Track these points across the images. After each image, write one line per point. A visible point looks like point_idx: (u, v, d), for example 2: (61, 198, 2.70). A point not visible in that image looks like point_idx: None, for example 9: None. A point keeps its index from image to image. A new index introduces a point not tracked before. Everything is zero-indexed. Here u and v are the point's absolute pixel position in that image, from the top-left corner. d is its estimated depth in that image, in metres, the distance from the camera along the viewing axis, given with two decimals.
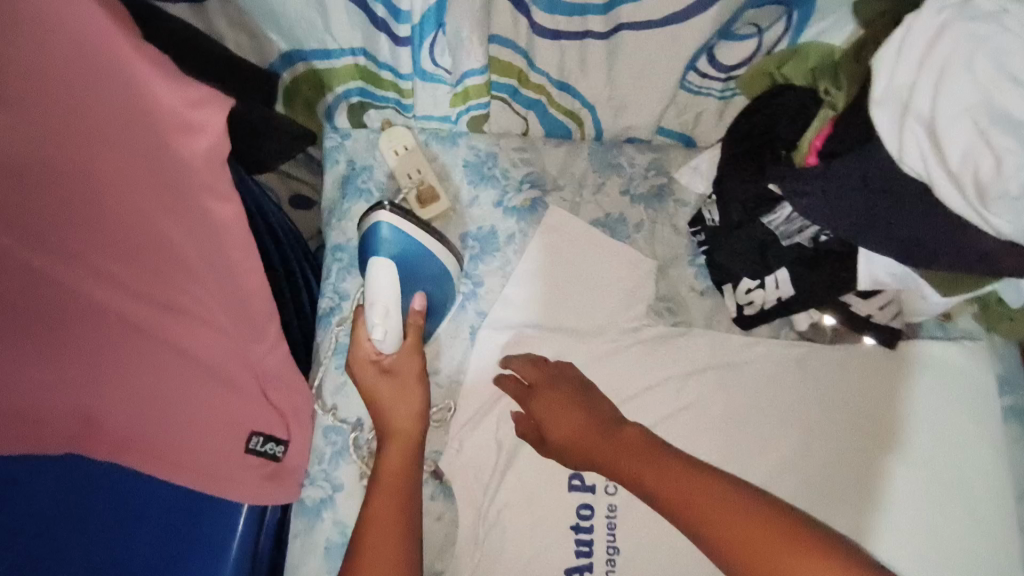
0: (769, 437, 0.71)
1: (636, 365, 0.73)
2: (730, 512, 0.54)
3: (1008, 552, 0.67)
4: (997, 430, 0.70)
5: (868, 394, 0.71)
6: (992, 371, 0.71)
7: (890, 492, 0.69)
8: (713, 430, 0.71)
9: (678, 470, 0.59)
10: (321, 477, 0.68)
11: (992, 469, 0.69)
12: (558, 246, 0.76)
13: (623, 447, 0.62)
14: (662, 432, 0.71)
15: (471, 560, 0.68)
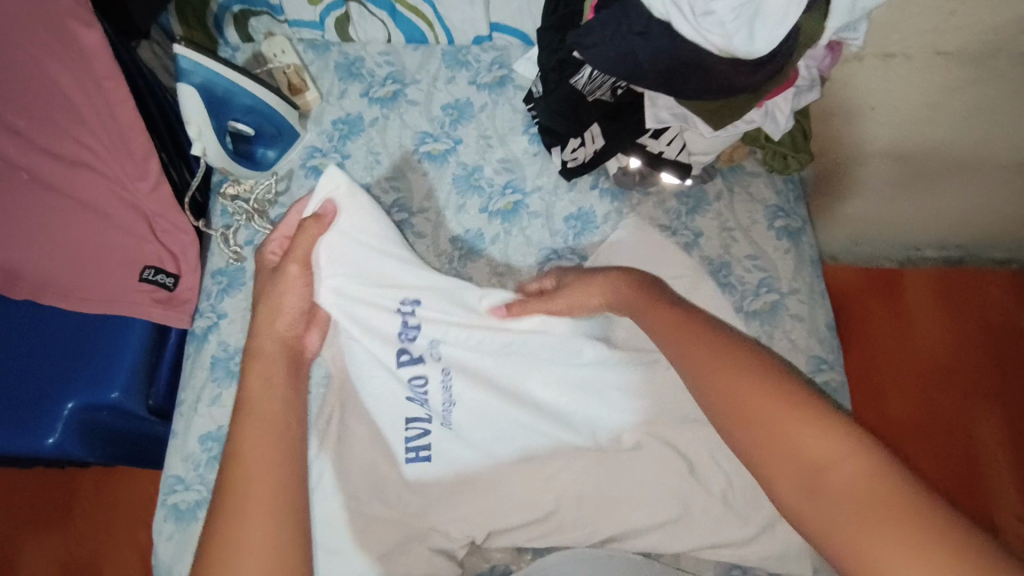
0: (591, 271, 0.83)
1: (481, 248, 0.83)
2: (803, 422, 0.50)
3: (780, 338, 0.79)
4: (770, 244, 0.84)
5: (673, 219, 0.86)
6: (768, 199, 0.86)
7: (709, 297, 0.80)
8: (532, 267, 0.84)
9: (727, 363, 0.56)
10: (209, 310, 0.80)
11: (762, 272, 0.82)
12: (413, 121, 0.91)
13: (681, 328, 0.62)
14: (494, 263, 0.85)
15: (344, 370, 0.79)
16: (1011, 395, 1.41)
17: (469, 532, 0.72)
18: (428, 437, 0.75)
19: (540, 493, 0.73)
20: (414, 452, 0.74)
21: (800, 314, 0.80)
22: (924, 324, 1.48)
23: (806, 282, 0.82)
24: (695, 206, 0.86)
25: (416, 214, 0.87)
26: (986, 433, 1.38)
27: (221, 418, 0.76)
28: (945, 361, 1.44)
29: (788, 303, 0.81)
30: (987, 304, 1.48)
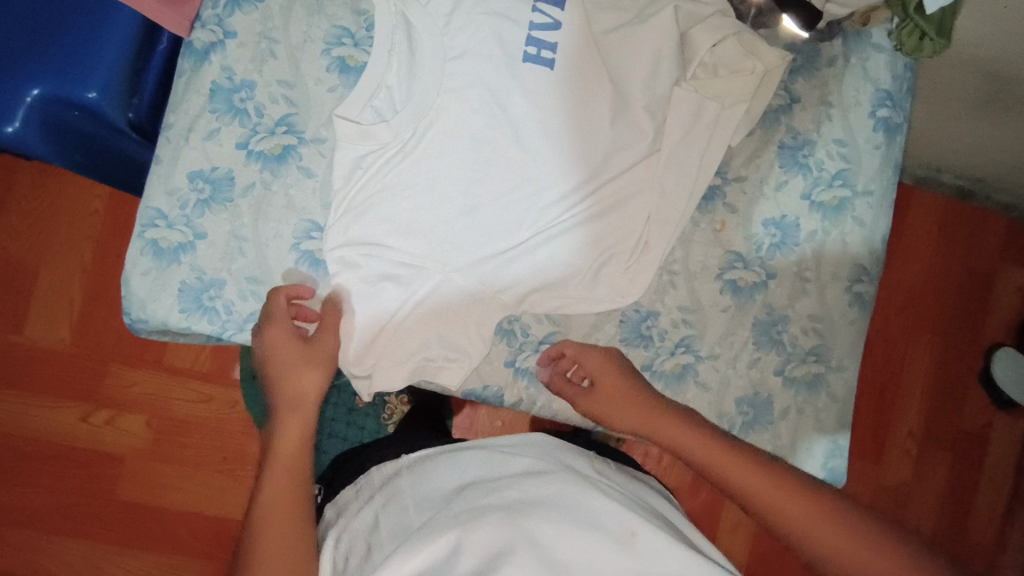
0: (687, 139, 0.70)
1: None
2: (717, 448, 0.58)
3: (833, 238, 0.74)
4: (862, 134, 0.75)
5: (765, 92, 0.71)
6: (882, 80, 0.75)
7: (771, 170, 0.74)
8: (606, 130, 0.68)
9: (679, 424, 0.61)
10: (213, 22, 0.65)
11: (844, 163, 0.74)
12: None
13: (633, 410, 0.64)
14: (557, 103, 0.68)
15: (375, 194, 0.66)
16: (956, 332, 1.36)
17: (528, 252, 0.69)
18: (552, 32, 0.68)
19: (585, 255, 0.70)
20: (535, 50, 0.68)
21: (862, 218, 0.74)
22: (916, 251, 1.36)
23: (882, 187, 0.75)
24: (801, 67, 0.74)
25: (459, 39, 0.67)
26: (918, 365, 1.35)
27: (219, 159, 0.66)
28: (914, 286, 1.36)
29: (856, 204, 0.74)
30: (974, 242, 1.36)
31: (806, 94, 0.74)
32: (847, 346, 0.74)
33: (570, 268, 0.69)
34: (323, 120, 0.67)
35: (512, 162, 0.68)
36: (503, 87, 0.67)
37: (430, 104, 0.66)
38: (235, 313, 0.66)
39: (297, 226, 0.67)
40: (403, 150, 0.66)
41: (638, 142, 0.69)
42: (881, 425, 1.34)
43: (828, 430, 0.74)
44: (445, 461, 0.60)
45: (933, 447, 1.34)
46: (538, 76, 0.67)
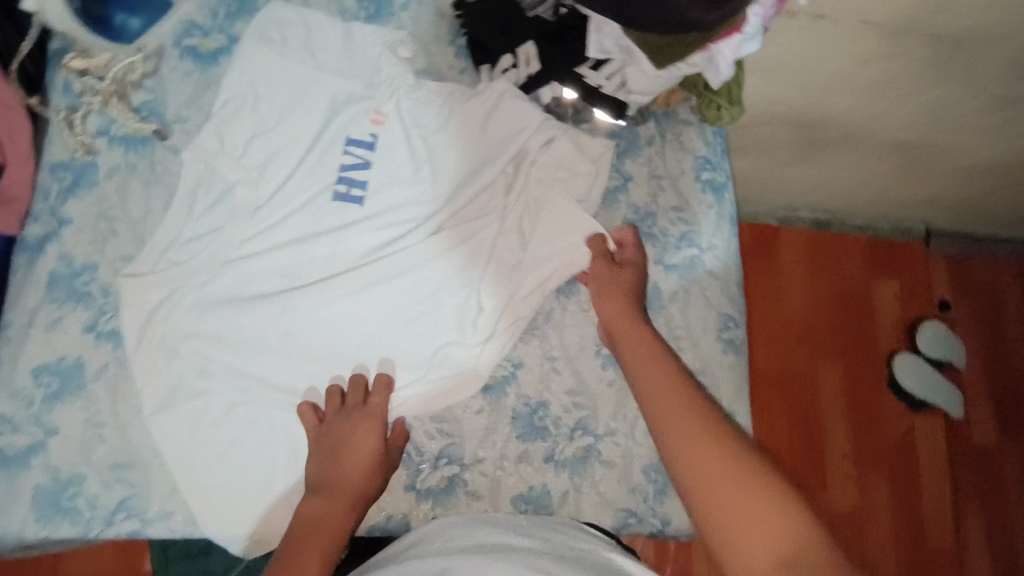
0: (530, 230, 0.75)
1: (395, 132, 0.75)
2: (735, 473, 0.49)
3: (694, 294, 0.79)
4: (693, 197, 0.82)
5: (596, 182, 0.78)
6: (698, 149, 0.83)
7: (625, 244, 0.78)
8: (449, 241, 0.73)
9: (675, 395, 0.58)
10: (47, 213, 0.66)
11: (686, 226, 0.81)
12: (321, 97, 0.74)
13: (654, 381, 0.61)
14: (388, 229, 0.73)
15: (225, 346, 0.67)
16: (856, 349, 1.39)
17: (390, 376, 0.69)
18: (367, 167, 0.73)
19: (454, 358, 0.71)
20: (345, 188, 0.72)
21: (714, 271, 0.80)
22: (795, 285, 1.40)
23: (725, 240, 0.81)
24: (626, 149, 0.82)
25: (284, 186, 0.71)
26: (828, 386, 1.36)
27: (65, 347, 0.63)
28: (805, 314, 1.39)
29: (705, 259, 0.80)
30: (843, 264, 1.42)
31: (635, 172, 0.81)
32: (733, 391, 0.78)
33: (444, 370, 0.71)
34: (166, 288, 0.66)
35: (355, 286, 0.70)
36: (340, 223, 0.72)
37: (256, 256, 0.69)
38: (99, 507, 0.61)
39: (161, 398, 0.64)
40: (251, 301, 0.68)
41: (482, 242, 0.73)
42: (812, 449, 1.32)
43: None
44: (375, 568, 0.54)
45: (867, 466, 1.33)
46: (351, 213, 0.72)
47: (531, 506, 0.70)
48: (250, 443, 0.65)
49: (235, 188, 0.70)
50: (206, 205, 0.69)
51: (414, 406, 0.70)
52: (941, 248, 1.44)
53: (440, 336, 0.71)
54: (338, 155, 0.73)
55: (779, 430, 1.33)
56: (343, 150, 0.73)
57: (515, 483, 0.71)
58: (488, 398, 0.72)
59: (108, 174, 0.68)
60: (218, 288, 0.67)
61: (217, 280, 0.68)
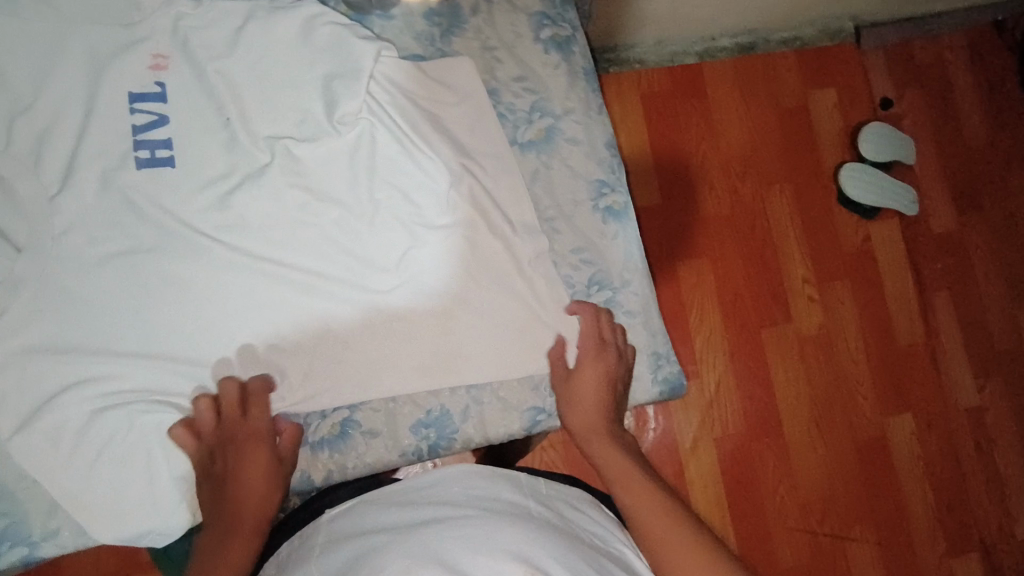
0: (374, 149, 0.68)
1: (179, 74, 0.65)
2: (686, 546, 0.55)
3: (558, 167, 0.73)
4: (536, 62, 0.73)
5: (433, 78, 0.70)
6: (531, 5, 0.74)
7: (479, 138, 0.70)
8: (285, 183, 0.67)
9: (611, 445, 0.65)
10: None
11: (535, 97, 0.73)
12: (75, 53, 0.63)
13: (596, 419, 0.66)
14: (207, 187, 0.65)
15: (65, 356, 0.61)
16: (797, 169, 1.30)
17: (257, 355, 0.65)
18: (158, 119, 0.65)
19: (328, 303, 0.66)
20: (147, 153, 0.65)
21: (576, 137, 0.73)
22: (723, 115, 1.29)
23: (581, 101, 0.74)
24: (449, 27, 0.72)
25: (69, 167, 0.63)
26: (777, 212, 1.28)
27: None
28: (740, 147, 1.29)
29: (563, 127, 0.73)
30: (773, 85, 1.31)
31: (464, 50, 0.72)
32: (622, 260, 0.73)
33: (316, 319, 0.66)
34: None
35: (204, 253, 0.65)
36: (151, 195, 0.64)
37: (61, 252, 0.62)
38: None
39: (4, 426, 0.60)
40: (79, 309, 0.62)
41: (327, 175, 0.68)
42: (770, 278, 1.25)
43: (641, 347, 0.73)
44: (368, 515, 0.57)
45: (828, 278, 1.27)
46: (161, 180, 0.65)
47: (432, 430, 0.68)
48: (122, 447, 0.62)
49: (13, 183, 0.62)
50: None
51: (289, 362, 0.65)
52: (878, 41, 1.34)
53: (297, 297, 0.66)
54: (123, 116, 0.64)
55: (732, 269, 1.24)
56: (127, 109, 0.64)
57: (410, 412, 0.68)
58: (366, 335, 0.67)
59: None
60: (31, 300, 0.61)
61: (47, 290, 0.62)
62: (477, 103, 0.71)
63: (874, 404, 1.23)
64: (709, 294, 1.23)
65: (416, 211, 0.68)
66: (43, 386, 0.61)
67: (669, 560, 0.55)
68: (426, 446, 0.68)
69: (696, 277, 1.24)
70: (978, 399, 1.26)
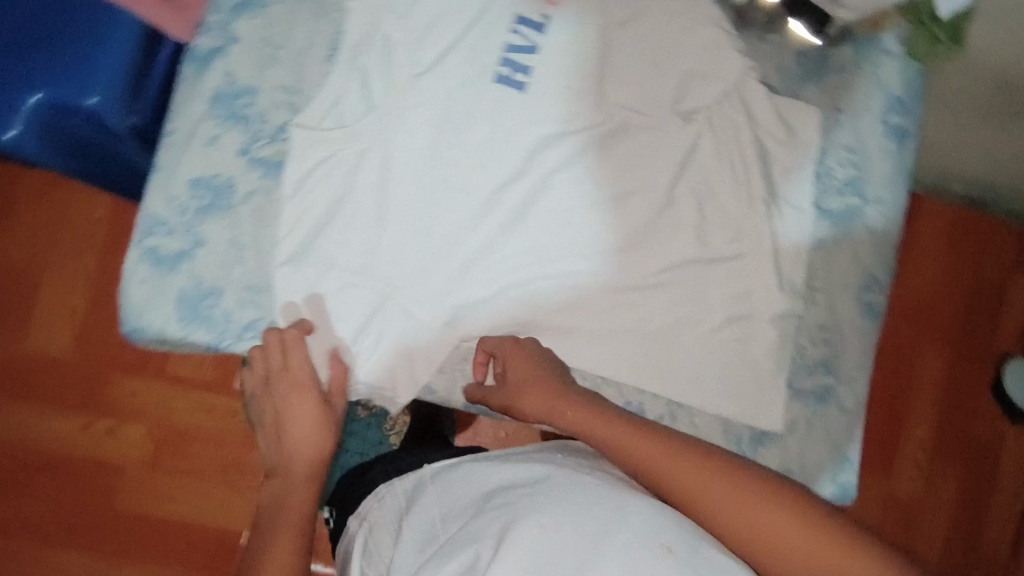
0: (689, 159, 0.72)
1: (563, 19, 0.70)
2: (773, 521, 0.50)
3: (844, 247, 0.73)
4: (871, 142, 0.74)
5: (773, 116, 0.72)
6: (893, 89, 0.74)
7: (787, 190, 0.72)
8: (606, 150, 0.71)
9: (600, 421, 0.60)
10: (217, 28, 0.66)
11: (854, 174, 0.73)
12: None
13: (597, 424, 0.60)
14: (540, 122, 0.70)
15: (360, 208, 0.67)
16: (967, 344, 1.25)
17: (503, 283, 0.69)
18: (532, 48, 0.70)
19: (571, 269, 0.70)
20: (508, 72, 0.69)
21: (873, 226, 0.74)
22: (922, 261, 1.25)
23: (894, 196, 0.74)
24: (811, 73, 0.74)
25: (444, 52, 0.68)
26: (927, 374, 1.23)
27: (221, 166, 0.65)
28: (922, 296, 1.25)
29: (867, 213, 0.73)
30: (983, 254, 1.25)
31: (815, 101, 0.73)
32: (856, 356, 0.74)
33: (565, 275, 0.70)
34: (330, 147, 0.67)
35: (491, 174, 0.70)
36: (495, 109, 0.69)
37: (398, 120, 0.67)
38: (233, 321, 0.65)
39: (284, 250, 0.66)
40: (386, 175, 0.68)
41: (642, 158, 0.71)
42: (891, 433, 1.22)
43: (837, 443, 0.73)
44: (468, 465, 0.59)
45: (944, 460, 1.22)
46: (510, 99, 0.69)
47: None
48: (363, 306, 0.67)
49: (399, 47, 0.67)
50: (370, 61, 0.67)
51: (530, 302, 0.70)
52: None
53: (561, 250, 0.70)
54: (505, 33, 0.70)
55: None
56: (510, 28, 0.70)
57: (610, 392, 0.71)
58: (597, 313, 0.70)
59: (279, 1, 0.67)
60: (358, 153, 0.67)
61: (376, 147, 0.67)
62: (802, 153, 0.72)
63: None
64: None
65: (699, 227, 0.71)
66: (332, 225, 0.67)
67: (717, 510, 0.52)
68: None
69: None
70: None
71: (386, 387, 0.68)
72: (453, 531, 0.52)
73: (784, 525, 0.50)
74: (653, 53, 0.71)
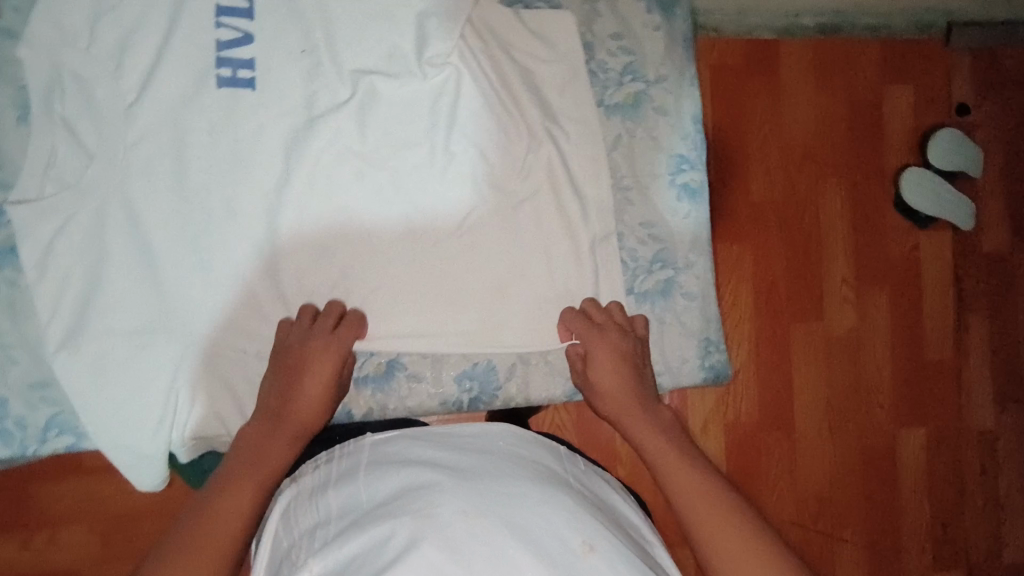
0: (454, 110, 0.65)
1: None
2: (728, 523, 0.49)
3: (640, 136, 0.71)
4: (631, 19, 0.71)
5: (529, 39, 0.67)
6: None
7: (567, 105, 0.68)
8: (367, 123, 0.65)
9: (640, 419, 0.61)
10: None
11: (627, 59, 0.70)
12: None
13: (633, 411, 0.62)
14: (282, 115, 0.63)
15: (120, 274, 0.60)
16: (861, 169, 1.16)
17: (309, 298, 0.65)
18: (247, 41, 0.62)
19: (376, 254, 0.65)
20: (231, 73, 0.62)
21: (663, 107, 0.71)
22: (794, 101, 1.14)
23: (674, 68, 0.71)
24: None
25: (150, 72, 0.60)
26: (831, 210, 1.15)
27: None
28: (806, 135, 1.15)
29: (653, 94, 0.71)
30: (851, 73, 1.16)
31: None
32: (689, 241, 0.71)
33: (368, 266, 0.65)
34: (62, 215, 0.59)
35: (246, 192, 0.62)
36: (229, 118, 0.62)
37: (126, 165, 0.60)
38: (30, 425, 0.61)
39: (52, 337, 0.59)
40: (137, 232, 0.61)
41: (409, 121, 0.65)
42: (812, 281, 1.14)
43: (694, 331, 0.72)
44: (404, 446, 0.53)
45: (871, 286, 1.15)
46: (243, 103, 0.62)
47: (475, 383, 0.68)
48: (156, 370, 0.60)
49: (94, 86, 0.60)
50: (69, 108, 0.60)
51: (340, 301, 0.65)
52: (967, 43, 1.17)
53: (363, 241, 0.65)
54: (212, 30, 0.61)
55: (775, 262, 1.13)
56: (214, 24, 0.61)
57: (457, 360, 0.68)
58: (416, 294, 0.66)
59: None
60: (98, 213, 0.60)
61: (111, 203, 0.60)
62: (572, 66, 0.68)
63: (893, 421, 1.15)
64: (746, 281, 1.13)
65: (487, 174, 0.66)
66: (99, 298, 0.60)
67: (686, 501, 0.52)
68: (467, 398, 0.68)
69: (735, 260, 1.13)
70: (993, 424, 1.18)
71: (218, 433, 0.63)
72: (376, 505, 0.45)
73: (731, 531, 0.48)
74: (376, 6, 0.64)
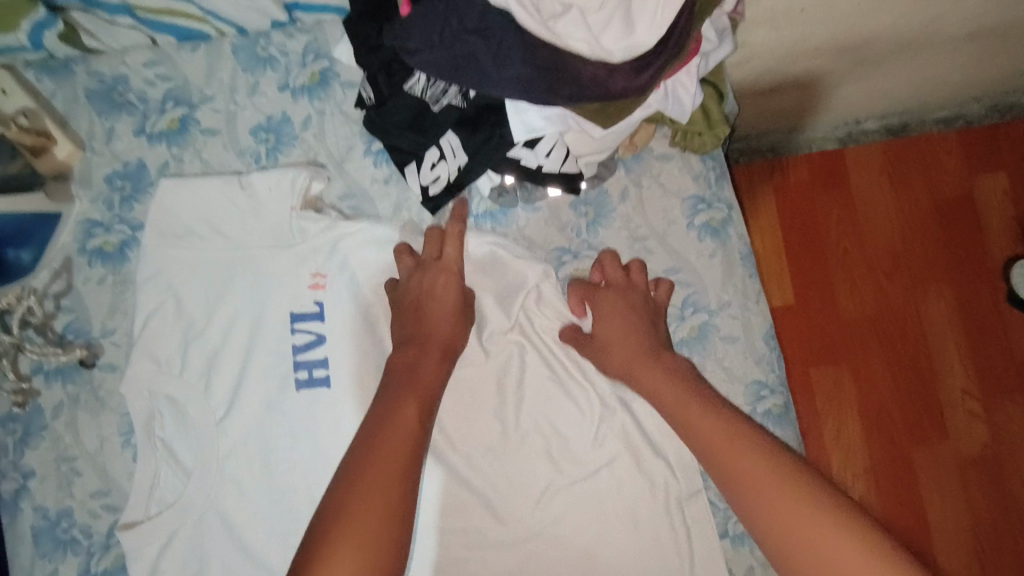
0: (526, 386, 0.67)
1: (333, 294, 0.66)
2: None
3: (712, 368, 0.67)
4: (689, 253, 0.69)
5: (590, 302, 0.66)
6: (686, 190, 0.70)
7: None
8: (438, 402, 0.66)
9: (741, 448, 0.54)
10: (12, 471, 0.65)
11: (688, 291, 0.68)
12: (240, 272, 0.66)
13: (738, 462, 0.53)
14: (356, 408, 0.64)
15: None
16: (965, 270, 1.03)
17: None
18: (317, 342, 0.65)
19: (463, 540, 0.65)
20: (306, 373, 0.65)
21: (733, 334, 0.68)
22: (874, 210, 1.04)
23: (737, 293, 0.68)
24: (596, 216, 0.69)
25: (233, 386, 0.65)
26: (934, 321, 1.02)
27: None
28: (892, 241, 1.04)
29: (719, 322, 0.68)
30: (936, 169, 1.04)
31: (612, 241, 0.69)
32: None
33: (454, 548, 0.64)
34: (162, 539, 0.62)
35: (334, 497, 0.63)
36: (306, 419, 0.64)
37: (218, 476, 0.64)
38: None
39: None
40: (234, 542, 0.63)
41: (478, 398, 0.66)
42: (926, 402, 1.00)
43: None
44: None
45: (1002, 398, 0.99)
46: (320, 402, 0.64)
47: None
48: None
49: (187, 407, 0.65)
50: (166, 433, 0.65)
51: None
52: None
53: (446, 524, 0.65)
54: (286, 339, 0.65)
55: (878, 386, 1.01)
56: (291, 330, 0.65)
57: None
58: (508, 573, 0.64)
59: (55, 413, 0.66)
60: (197, 526, 0.63)
61: (209, 516, 0.63)
62: None
63: None
64: (849, 408, 1.01)
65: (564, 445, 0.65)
66: None
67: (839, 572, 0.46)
68: None
69: (834, 386, 1.01)
70: None
71: None
72: None
73: None
74: None
